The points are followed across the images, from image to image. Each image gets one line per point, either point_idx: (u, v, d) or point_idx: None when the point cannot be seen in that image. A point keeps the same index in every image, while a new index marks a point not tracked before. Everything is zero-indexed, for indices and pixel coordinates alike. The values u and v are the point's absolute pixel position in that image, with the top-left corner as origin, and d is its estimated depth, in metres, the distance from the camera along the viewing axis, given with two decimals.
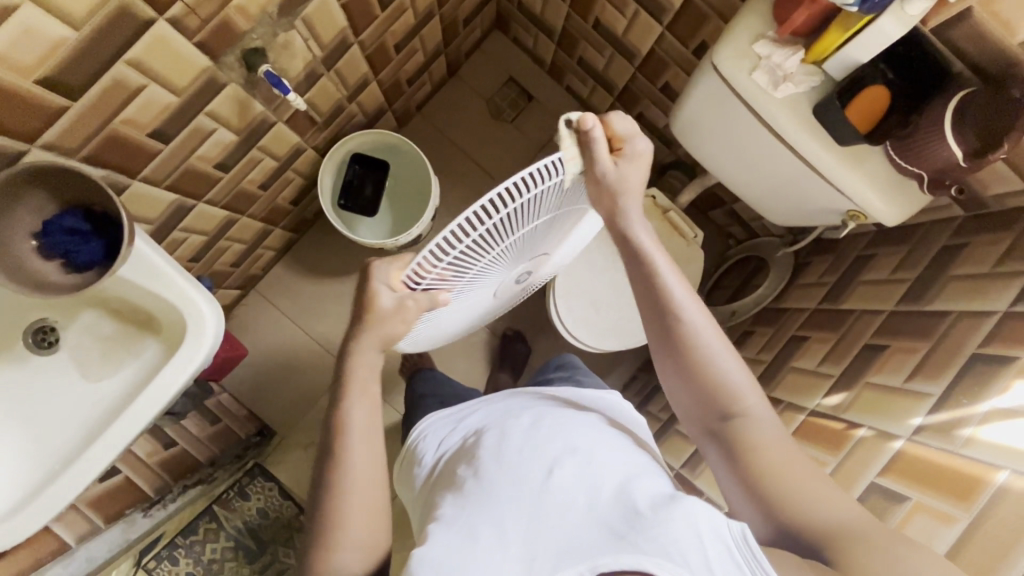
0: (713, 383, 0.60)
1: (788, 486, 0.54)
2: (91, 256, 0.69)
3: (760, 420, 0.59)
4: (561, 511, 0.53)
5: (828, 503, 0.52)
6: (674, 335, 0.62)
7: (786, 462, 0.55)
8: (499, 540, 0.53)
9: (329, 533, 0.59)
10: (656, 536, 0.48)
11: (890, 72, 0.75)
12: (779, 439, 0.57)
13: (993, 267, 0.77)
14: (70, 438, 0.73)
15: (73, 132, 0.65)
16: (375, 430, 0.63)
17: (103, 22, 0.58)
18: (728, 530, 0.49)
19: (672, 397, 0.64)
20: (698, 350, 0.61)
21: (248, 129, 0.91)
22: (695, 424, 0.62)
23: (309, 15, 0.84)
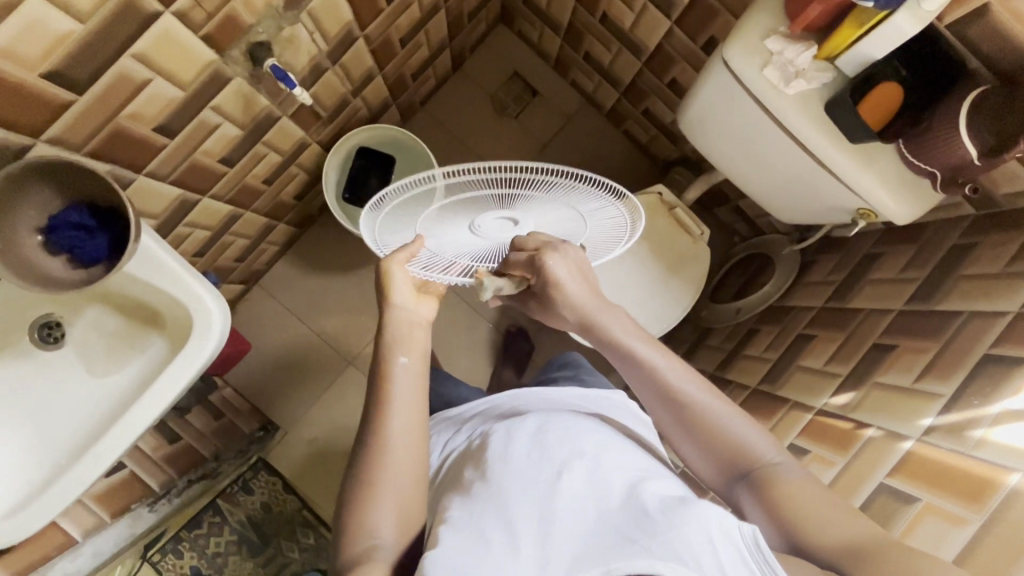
0: (722, 439, 0.60)
1: (817, 523, 0.51)
2: (97, 253, 0.69)
3: (782, 468, 0.57)
4: (572, 517, 0.53)
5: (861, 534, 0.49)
6: (672, 404, 0.62)
7: (814, 502, 0.53)
8: (510, 543, 0.52)
9: (361, 507, 0.56)
10: (670, 539, 0.48)
11: (904, 69, 0.74)
12: (809, 485, 0.55)
13: (1005, 267, 0.76)
14: (77, 433, 0.73)
15: (77, 126, 0.64)
16: (417, 401, 0.61)
17: (109, 15, 0.58)
18: (739, 534, 0.49)
19: (690, 462, 0.63)
20: (695, 409, 0.61)
21: (253, 124, 0.90)
22: (720, 482, 0.60)
23: (315, 8, 0.83)
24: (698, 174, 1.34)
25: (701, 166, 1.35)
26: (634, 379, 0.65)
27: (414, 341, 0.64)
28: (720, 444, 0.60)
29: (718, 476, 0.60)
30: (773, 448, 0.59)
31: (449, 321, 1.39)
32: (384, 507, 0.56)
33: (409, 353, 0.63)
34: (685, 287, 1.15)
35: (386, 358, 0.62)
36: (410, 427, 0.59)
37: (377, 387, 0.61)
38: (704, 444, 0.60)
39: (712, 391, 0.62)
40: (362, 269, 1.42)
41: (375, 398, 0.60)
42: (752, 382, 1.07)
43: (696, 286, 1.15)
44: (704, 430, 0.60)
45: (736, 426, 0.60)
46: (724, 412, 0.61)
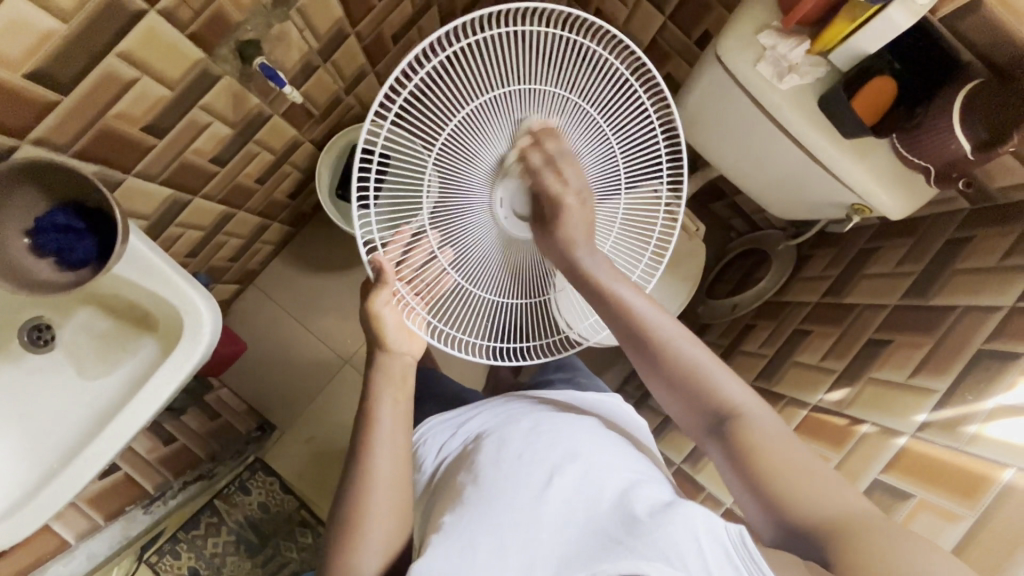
0: (697, 386, 0.59)
1: (786, 476, 0.51)
2: (86, 254, 0.69)
3: (754, 415, 0.56)
4: (560, 522, 0.54)
5: (832, 497, 0.49)
6: (644, 346, 0.62)
7: (785, 456, 0.52)
8: (497, 549, 0.53)
9: (347, 531, 0.59)
10: (655, 540, 0.49)
11: (895, 62, 0.73)
12: (780, 434, 0.54)
13: (1000, 261, 0.76)
14: (69, 437, 0.73)
15: (64, 127, 0.64)
16: (399, 433, 0.64)
17: (92, 13, 0.57)
18: (725, 532, 0.48)
19: (665, 407, 0.62)
20: (670, 352, 0.61)
21: (243, 123, 0.90)
22: (694, 428, 0.59)
23: (304, 5, 0.83)
24: (693, 170, 1.33)
25: (697, 161, 1.35)
26: (611, 319, 0.65)
27: (398, 384, 0.67)
28: (691, 390, 0.59)
29: (692, 423, 0.59)
30: (747, 395, 0.57)
31: None
32: (370, 538, 0.59)
33: (392, 395, 0.66)
34: (680, 283, 1.15)
35: (370, 403, 0.65)
36: (392, 457, 0.62)
37: (365, 420, 0.64)
38: (675, 389, 0.60)
39: (686, 334, 0.62)
40: (357, 268, 1.41)
41: (358, 434, 0.63)
42: (748, 378, 1.07)
43: (691, 282, 1.15)
44: (675, 375, 0.60)
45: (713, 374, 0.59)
46: (695, 355, 0.60)
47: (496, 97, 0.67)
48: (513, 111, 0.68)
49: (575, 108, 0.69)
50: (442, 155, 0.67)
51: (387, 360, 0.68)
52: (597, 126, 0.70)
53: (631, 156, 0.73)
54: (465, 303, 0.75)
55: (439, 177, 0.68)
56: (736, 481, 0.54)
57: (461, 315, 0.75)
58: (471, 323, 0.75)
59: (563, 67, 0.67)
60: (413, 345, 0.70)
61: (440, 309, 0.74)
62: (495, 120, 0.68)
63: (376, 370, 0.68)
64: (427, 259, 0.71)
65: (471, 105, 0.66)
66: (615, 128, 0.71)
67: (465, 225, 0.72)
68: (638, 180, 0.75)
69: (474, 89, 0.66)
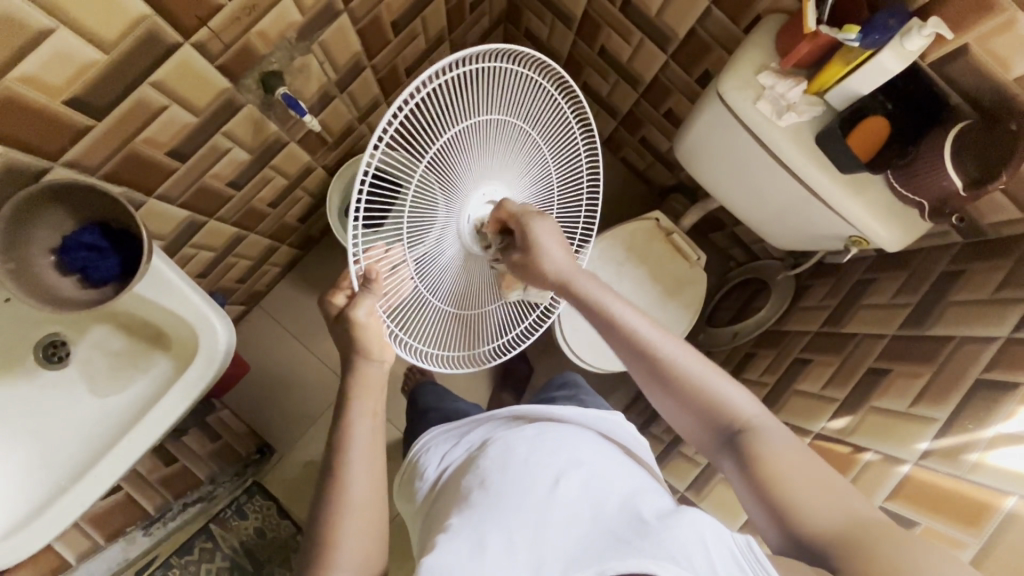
0: (709, 402, 0.61)
1: (794, 487, 0.53)
2: (109, 272, 0.70)
3: (764, 427, 0.59)
4: (567, 522, 0.55)
5: (840, 502, 0.52)
6: (650, 362, 0.64)
7: (795, 464, 0.55)
8: (506, 549, 0.54)
9: (328, 548, 0.59)
10: (662, 539, 0.50)
11: (889, 103, 0.78)
12: (790, 443, 0.57)
13: (994, 293, 0.78)
14: (80, 452, 0.73)
15: (95, 151, 0.66)
16: (375, 449, 0.65)
17: (132, 45, 0.60)
18: (732, 540, 0.51)
19: (677, 422, 0.65)
20: (678, 369, 0.63)
21: (261, 149, 0.93)
22: (705, 443, 0.62)
23: (326, 40, 0.87)
24: (693, 201, 1.37)
25: (696, 193, 1.38)
26: (613, 338, 0.68)
27: (373, 396, 0.67)
28: (700, 406, 0.62)
29: (705, 437, 0.62)
30: (754, 406, 0.60)
31: None
32: (346, 552, 0.59)
33: (368, 409, 0.67)
34: (682, 309, 1.17)
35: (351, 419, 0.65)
36: (371, 481, 0.63)
37: (342, 434, 0.65)
38: (684, 407, 0.63)
39: (688, 349, 0.64)
40: None
41: (348, 451, 0.63)
42: None
43: (693, 310, 1.17)
44: (686, 391, 0.62)
45: (722, 389, 0.62)
46: (701, 369, 0.63)
47: (475, 119, 0.64)
48: (485, 133, 0.66)
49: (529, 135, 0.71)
50: (426, 174, 0.62)
51: (364, 367, 0.67)
52: (543, 154, 0.75)
53: (564, 176, 0.79)
54: (420, 312, 0.71)
55: (420, 198, 0.63)
56: (748, 494, 0.57)
57: (418, 324, 0.71)
58: (428, 335, 0.73)
59: (526, 95, 0.69)
60: (391, 353, 0.68)
61: (400, 319, 0.69)
62: (469, 139, 0.65)
63: (354, 377, 0.66)
64: (398, 274, 0.65)
65: (454, 126, 0.62)
66: (556, 154, 0.76)
67: (440, 242, 0.68)
68: (568, 200, 0.82)
69: (457, 108, 0.62)
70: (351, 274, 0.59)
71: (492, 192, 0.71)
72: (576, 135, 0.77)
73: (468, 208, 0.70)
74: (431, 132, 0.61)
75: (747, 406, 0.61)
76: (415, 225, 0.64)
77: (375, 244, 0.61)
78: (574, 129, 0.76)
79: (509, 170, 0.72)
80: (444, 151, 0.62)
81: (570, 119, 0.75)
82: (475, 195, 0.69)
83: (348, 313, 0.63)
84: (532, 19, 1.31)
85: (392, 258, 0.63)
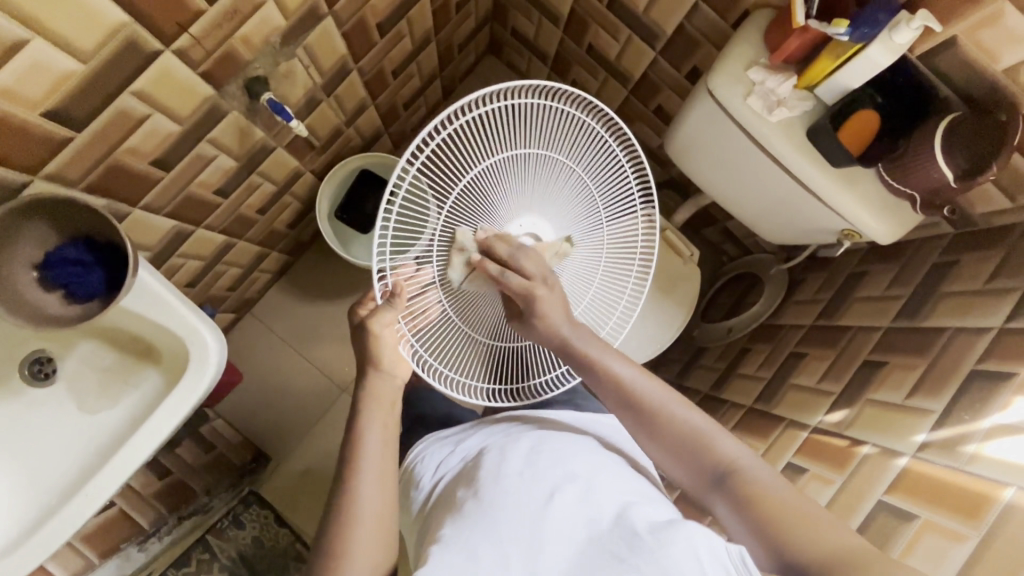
0: (694, 445, 0.63)
1: (784, 517, 0.55)
2: (94, 287, 0.68)
3: (752, 468, 0.60)
4: (563, 535, 0.55)
5: (831, 540, 0.52)
6: (633, 407, 0.67)
7: (786, 502, 0.56)
8: (499, 563, 0.54)
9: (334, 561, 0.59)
10: (657, 558, 0.51)
11: (878, 96, 0.78)
12: (779, 485, 0.58)
13: (986, 283, 0.78)
14: (69, 471, 0.72)
15: (76, 163, 0.65)
16: (386, 462, 0.65)
17: (110, 54, 0.59)
18: (727, 553, 0.52)
19: (668, 471, 0.66)
20: (658, 411, 0.65)
21: (248, 156, 0.91)
22: (698, 488, 0.63)
23: (311, 44, 0.85)
24: (685, 198, 1.36)
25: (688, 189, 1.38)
26: (599, 386, 0.69)
27: (385, 409, 0.69)
28: (687, 452, 0.64)
29: (695, 482, 0.63)
30: (738, 447, 0.62)
31: None
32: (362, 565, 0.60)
33: (380, 420, 0.68)
34: (677, 307, 1.16)
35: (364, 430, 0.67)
36: (382, 492, 0.63)
37: (354, 440, 0.66)
38: (674, 457, 0.65)
39: (674, 395, 0.66)
40: (355, 296, 1.42)
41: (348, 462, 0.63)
42: (747, 401, 1.08)
43: (688, 307, 1.17)
44: (667, 435, 0.65)
45: (709, 433, 0.64)
46: (683, 413, 0.65)
47: (505, 155, 0.71)
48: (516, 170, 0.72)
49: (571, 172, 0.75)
50: (453, 208, 0.70)
51: (375, 379, 0.70)
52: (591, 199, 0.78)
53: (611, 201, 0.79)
54: (446, 337, 0.74)
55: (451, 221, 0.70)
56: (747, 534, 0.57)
57: (444, 347, 0.74)
58: (457, 363, 0.75)
59: (569, 137, 0.74)
60: (401, 368, 0.72)
61: (427, 339, 0.73)
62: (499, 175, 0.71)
63: (365, 390, 0.69)
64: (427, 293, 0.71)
65: (484, 163, 0.70)
66: (600, 189, 0.78)
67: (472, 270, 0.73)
68: (619, 246, 0.81)
69: (490, 147, 0.70)
70: (376, 285, 0.66)
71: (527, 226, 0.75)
72: (621, 167, 0.78)
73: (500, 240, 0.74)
74: (462, 165, 0.69)
75: (734, 449, 0.62)
76: (445, 251, 0.70)
77: (406, 263, 0.68)
78: (624, 168, 0.78)
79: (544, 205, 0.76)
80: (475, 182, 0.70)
81: (618, 159, 0.77)
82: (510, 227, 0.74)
83: (365, 322, 0.69)
84: (519, 18, 1.30)
85: (421, 278, 0.70)
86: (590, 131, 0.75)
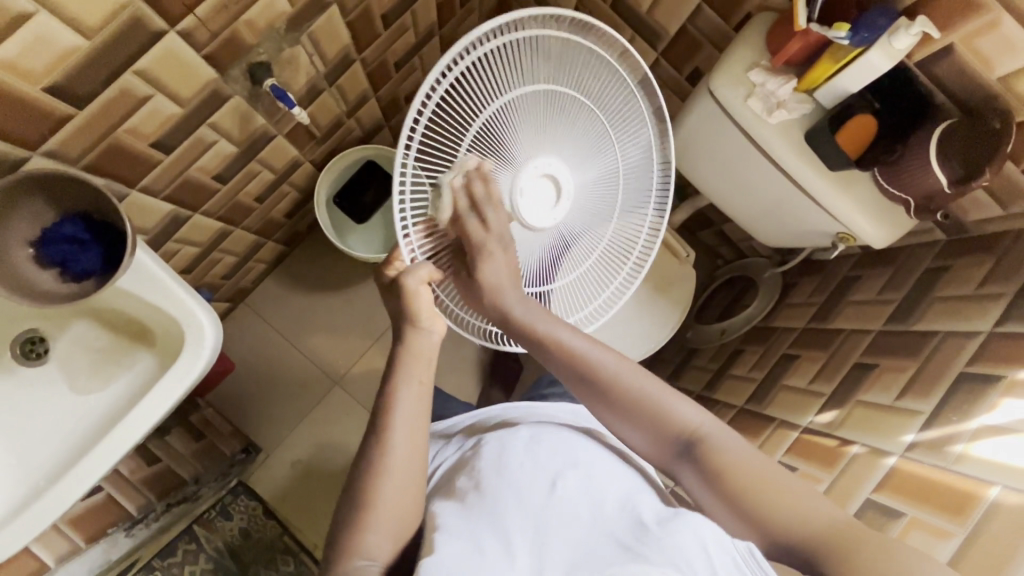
0: (659, 416, 0.61)
1: (758, 491, 0.55)
2: (90, 265, 0.68)
3: (717, 433, 0.59)
4: (566, 523, 0.55)
5: (803, 507, 0.54)
6: (591, 381, 0.62)
7: (749, 470, 0.57)
8: (506, 549, 0.53)
9: (352, 537, 0.56)
10: (664, 546, 0.52)
11: (877, 102, 0.79)
12: (741, 448, 0.59)
13: (976, 289, 0.80)
14: (61, 452, 0.71)
15: (76, 140, 0.64)
16: (421, 419, 0.61)
17: (115, 31, 0.58)
18: (732, 544, 0.52)
19: (629, 440, 0.63)
20: (618, 383, 0.61)
21: (248, 141, 0.91)
22: (660, 456, 0.62)
23: (315, 32, 0.85)
24: (683, 200, 1.36)
25: (685, 191, 1.38)
26: (551, 361, 0.64)
27: (422, 365, 0.63)
28: (650, 422, 0.61)
29: (658, 450, 0.61)
30: (700, 414, 0.61)
31: (436, 339, 1.37)
32: (374, 531, 0.56)
33: (416, 377, 0.62)
34: (672, 308, 1.17)
35: (393, 387, 0.61)
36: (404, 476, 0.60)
37: (386, 402, 0.60)
38: (632, 424, 0.62)
39: (628, 363, 0.63)
40: (350, 288, 1.42)
41: (379, 414, 0.60)
42: (739, 401, 1.08)
43: (683, 307, 1.18)
44: (632, 409, 0.61)
45: (674, 403, 0.61)
46: (647, 384, 0.62)
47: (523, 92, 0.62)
48: (534, 108, 0.64)
49: (588, 114, 0.68)
50: (470, 152, 0.62)
51: (415, 337, 0.64)
52: (602, 128, 0.69)
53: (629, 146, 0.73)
54: None
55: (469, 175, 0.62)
56: (709, 499, 0.58)
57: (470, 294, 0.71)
58: None
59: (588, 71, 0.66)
60: (438, 323, 0.65)
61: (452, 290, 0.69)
62: (517, 117, 0.63)
63: (402, 348, 0.63)
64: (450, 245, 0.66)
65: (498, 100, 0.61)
66: (615, 123, 0.70)
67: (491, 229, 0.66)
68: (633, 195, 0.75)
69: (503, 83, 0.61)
70: (401, 245, 0.61)
71: (548, 167, 0.65)
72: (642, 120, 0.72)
73: (520, 182, 0.64)
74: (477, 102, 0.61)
75: (698, 417, 0.61)
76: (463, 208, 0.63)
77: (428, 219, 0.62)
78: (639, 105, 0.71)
79: (567, 152, 0.67)
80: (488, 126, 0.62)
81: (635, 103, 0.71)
82: (526, 169, 0.64)
83: (399, 281, 0.61)
84: None
85: (441, 235, 0.65)
86: (613, 70, 0.68)
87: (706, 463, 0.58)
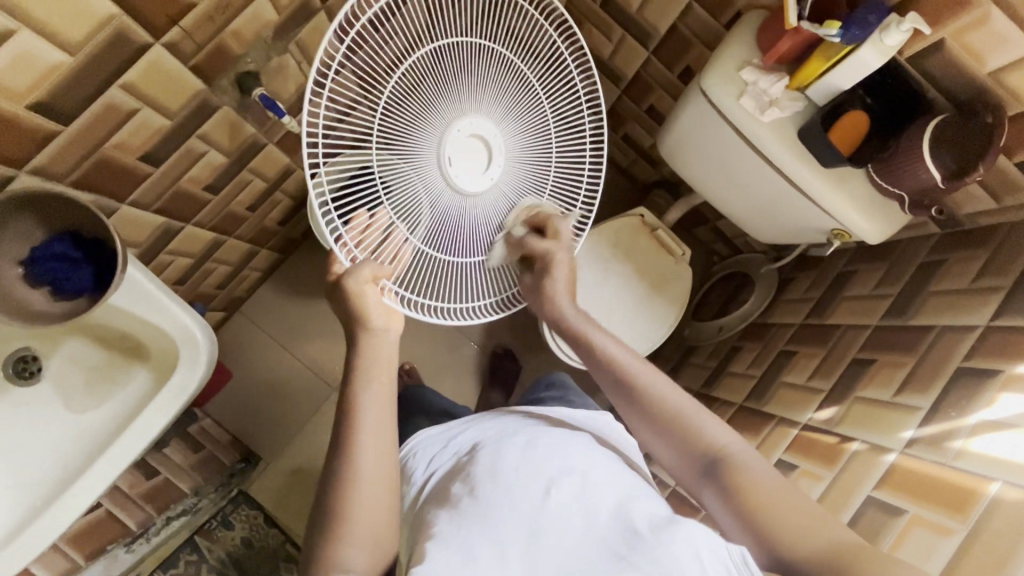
0: (685, 429, 0.63)
1: (776, 509, 0.54)
2: (81, 284, 0.67)
3: (742, 455, 0.60)
4: (560, 532, 0.55)
5: (824, 530, 0.52)
6: (625, 389, 0.67)
7: (769, 490, 0.56)
8: (499, 559, 0.53)
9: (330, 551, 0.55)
10: (657, 556, 0.52)
11: (867, 97, 0.80)
12: (765, 470, 0.58)
13: (971, 283, 0.80)
14: (56, 473, 0.70)
15: (63, 157, 0.64)
16: (385, 422, 0.60)
17: (99, 45, 0.58)
18: (728, 553, 0.52)
19: (656, 453, 0.65)
20: (647, 390, 0.65)
21: (238, 151, 0.90)
22: (684, 472, 0.62)
23: (303, 39, 0.84)
24: (677, 197, 1.36)
25: (679, 188, 1.37)
26: (596, 367, 0.70)
27: (382, 366, 0.63)
28: (676, 434, 0.63)
29: (682, 465, 0.63)
30: (726, 433, 0.62)
31: (434, 343, 1.36)
32: (354, 546, 0.55)
33: (375, 379, 0.62)
34: (669, 306, 1.17)
35: (352, 392, 0.61)
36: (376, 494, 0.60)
37: (347, 408, 0.60)
38: (660, 434, 0.64)
39: (662, 377, 0.66)
40: None
41: (342, 424, 0.59)
42: (738, 399, 1.08)
43: (680, 306, 1.17)
44: (659, 417, 0.64)
45: (701, 419, 0.63)
46: (677, 399, 0.64)
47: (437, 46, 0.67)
48: (439, 66, 0.68)
49: (507, 67, 0.72)
50: (385, 118, 0.66)
51: (369, 338, 0.65)
52: (523, 81, 0.74)
53: (553, 99, 0.77)
54: (424, 269, 0.73)
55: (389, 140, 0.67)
56: (728, 519, 0.57)
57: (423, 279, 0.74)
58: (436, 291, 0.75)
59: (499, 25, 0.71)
60: (394, 322, 0.66)
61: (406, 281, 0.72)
62: (434, 71, 0.68)
63: (361, 353, 0.64)
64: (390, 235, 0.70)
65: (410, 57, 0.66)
66: (534, 69, 0.74)
67: (426, 193, 0.70)
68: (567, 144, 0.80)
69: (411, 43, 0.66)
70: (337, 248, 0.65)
71: (473, 127, 0.71)
72: (568, 68, 0.76)
73: (446, 145, 0.69)
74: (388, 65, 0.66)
75: (725, 435, 0.61)
76: (390, 180, 0.68)
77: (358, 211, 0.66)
78: (563, 57, 0.76)
79: (488, 106, 0.72)
80: (403, 83, 0.66)
81: (559, 50, 0.75)
82: (451, 132, 0.69)
83: (343, 282, 0.64)
84: None
85: (378, 222, 0.68)
86: (527, 24, 0.72)
87: (728, 480, 0.58)
